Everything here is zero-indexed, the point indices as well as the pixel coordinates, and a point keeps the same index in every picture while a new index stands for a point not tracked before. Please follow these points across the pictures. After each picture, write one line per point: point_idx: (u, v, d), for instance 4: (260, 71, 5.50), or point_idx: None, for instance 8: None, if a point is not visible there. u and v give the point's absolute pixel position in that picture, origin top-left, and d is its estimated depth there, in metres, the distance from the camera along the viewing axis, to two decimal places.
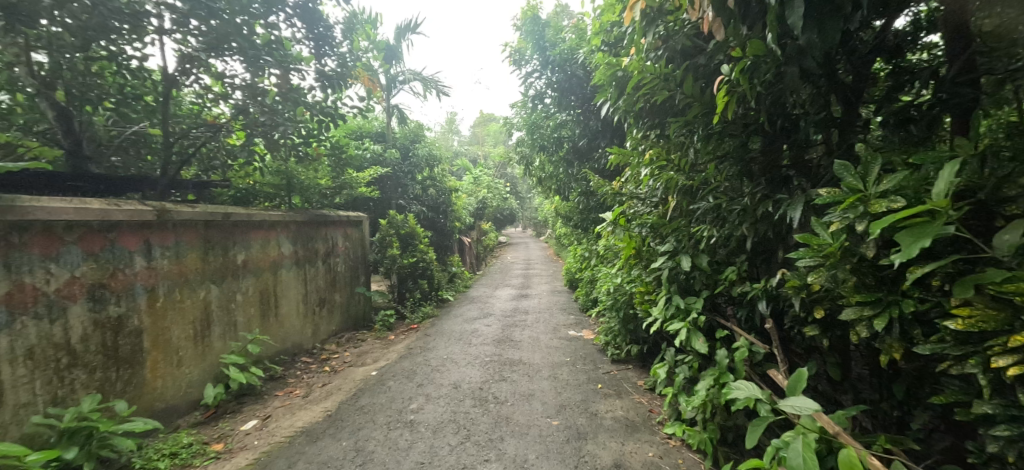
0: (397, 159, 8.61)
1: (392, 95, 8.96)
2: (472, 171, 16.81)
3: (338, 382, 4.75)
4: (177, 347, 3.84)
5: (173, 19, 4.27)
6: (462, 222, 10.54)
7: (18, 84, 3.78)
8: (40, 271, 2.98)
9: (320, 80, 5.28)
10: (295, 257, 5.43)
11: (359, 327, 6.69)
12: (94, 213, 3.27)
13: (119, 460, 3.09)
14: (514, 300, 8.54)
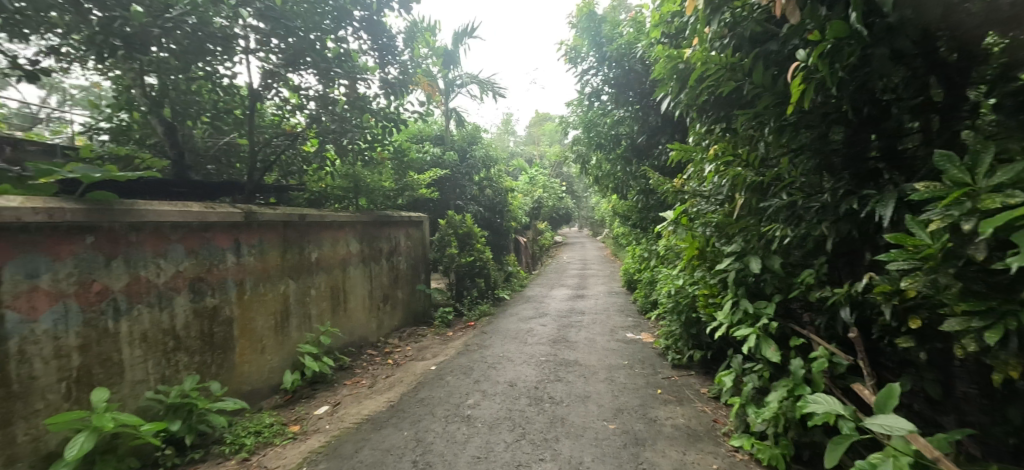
0: (455, 161, 8.79)
1: (450, 98, 9.16)
2: (528, 171, 16.83)
3: (399, 375, 4.92)
4: (260, 335, 4.17)
5: (257, 38, 4.61)
6: (518, 222, 10.59)
7: (134, 105, 4.54)
8: (153, 266, 3.32)
9: (384, 88, 5.49)
10: (363, 255, 5.70)
11: (419, 323, 6.89)
12: (195, 215, 3.59)
13: (213, 436, 3.41)
14: (570, 301, 8.46)
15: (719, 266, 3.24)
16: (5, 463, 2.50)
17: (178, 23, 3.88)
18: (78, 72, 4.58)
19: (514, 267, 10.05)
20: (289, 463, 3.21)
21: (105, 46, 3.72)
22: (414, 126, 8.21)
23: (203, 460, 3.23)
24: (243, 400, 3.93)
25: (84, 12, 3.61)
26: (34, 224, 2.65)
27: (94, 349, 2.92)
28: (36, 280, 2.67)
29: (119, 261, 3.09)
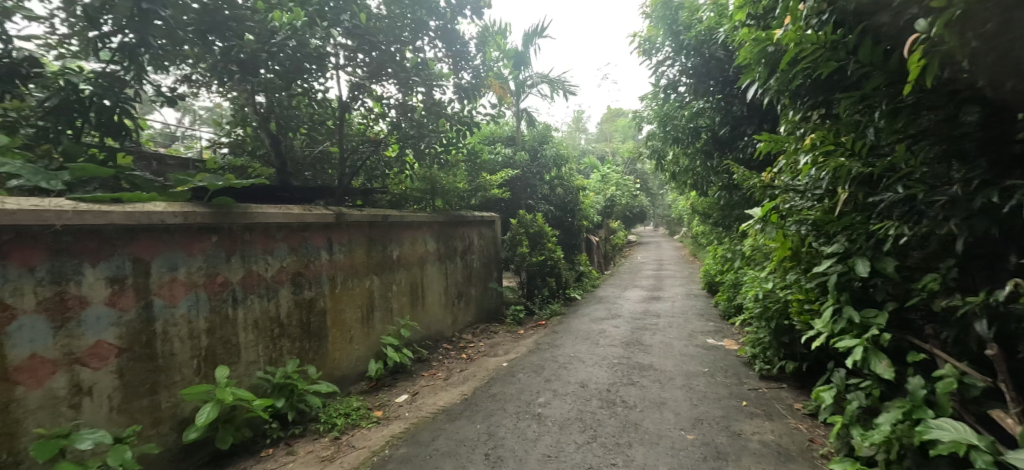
0: (526, 161, 8.82)
1: (521, 99, 9.20)
2: (600, 169, 16.50)
3: (473, 369, 5.02)
4: (350, 326, 4.46)
5: (346, 54, 4.92)
6: (590, 221, 10.40)
7: (247, 121, 5.21)
8: (262, 261, 3.71)
9: (458, 93, 5.62)
10: (439, 253, 5.89)
11: (491, 320, 6.99)
12: (295, 216, 3.92)
13: (310, 414, 3.74)
14: (645, 302, 8.15)
15: (818, 268, 2.94)
16: (152, 424, 2.94)
17: (281, 46, 4.29)
18: (205, 97, 5.35)
19: (586, 267, 9.89)
20: (373, 445, 3.42)
21: (223, 70, 4.26)
22: (486, 128, 8.35)
23: (303, 435, 3.59)
24: (335, 384, 4.23)
25: (208, 43, 4.12)
26: (174, 225, 3.07)
27: (218, 331, 3.34)
28: (174, 272, 3.09)
29: (236, 257, 3.50)
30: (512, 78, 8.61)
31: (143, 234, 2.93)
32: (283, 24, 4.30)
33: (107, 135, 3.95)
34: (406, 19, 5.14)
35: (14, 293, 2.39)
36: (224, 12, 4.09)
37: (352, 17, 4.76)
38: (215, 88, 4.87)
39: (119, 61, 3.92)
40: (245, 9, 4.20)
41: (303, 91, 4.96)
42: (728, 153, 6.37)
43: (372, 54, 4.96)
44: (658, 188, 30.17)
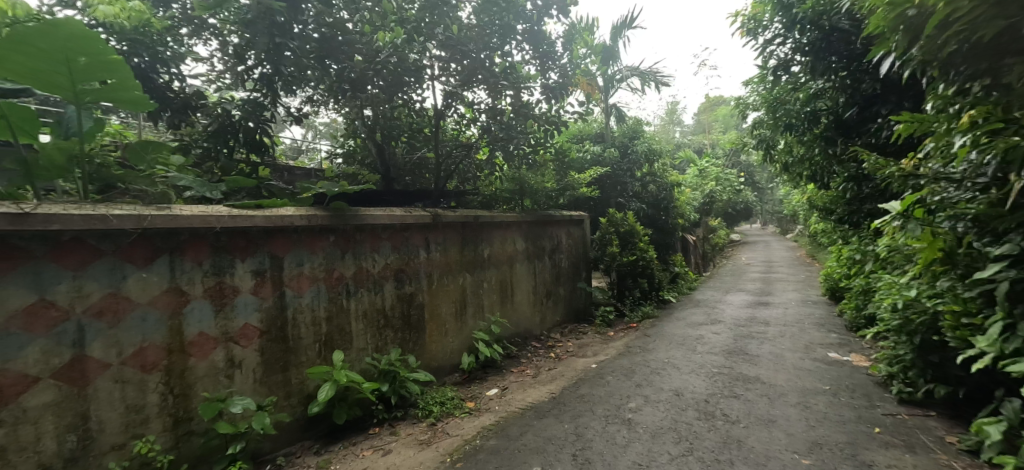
0: (616, 158, 8.55)
1: (610, 94, 8.96)
2: (697, 163, 15.54)
3: (561, 369, 4.96)
4: (445, 320, 4.64)
5: (440, 65, 5.14)
6: (686, 219, 9.83)
7: (356, 134, 5.66)
8: (370, 259, 3.99)
9: (546, 93, 5.56)
10: (528, 253, 5.90)
11: (580, 321, 6.86)
12: (397, 217, 4.15)
13: (410, 399, 3.97)
14: (750, 308, 7.49)
15: (983, 272, 2.48)
16: (285, 396, 3.34)
17: (385, 63, 4.74)
18: (324, 115, 5.92)
19: (681, 268, 9.34)
20: (466, 434, 3.52)
21: (338, 87, 4.89)
22: (573, 126, 8.27)
23: (404, 418, 3.81)
24: (431, 374, 4.43)
25: (326, 67, 4.74)
26: (301, 226, 3.43)
27: (335, 320, 3.68)
28: (301, 267, 3.46)
29: (349, 255, 3.81)
30: (601, 73, 8.41)
31: (276, 234, 3.30)
32: (386, 43, 4.71)
33: (252, 151, 4.84)
34: (494, 26, 5.21)
35: (188, 282, 2.82)
36: (339, 38, 4.65)
37: (445, 30, 5.00)
38: (330, 106, 5.36)
39: (258, 89, 4.72)
40: (355, 34, 4.74)
41: (403, 102, 5.26)
42: (854, 138, 5.60)
43: (464, 62, 5.11)
44: (764, 181, 27.66)
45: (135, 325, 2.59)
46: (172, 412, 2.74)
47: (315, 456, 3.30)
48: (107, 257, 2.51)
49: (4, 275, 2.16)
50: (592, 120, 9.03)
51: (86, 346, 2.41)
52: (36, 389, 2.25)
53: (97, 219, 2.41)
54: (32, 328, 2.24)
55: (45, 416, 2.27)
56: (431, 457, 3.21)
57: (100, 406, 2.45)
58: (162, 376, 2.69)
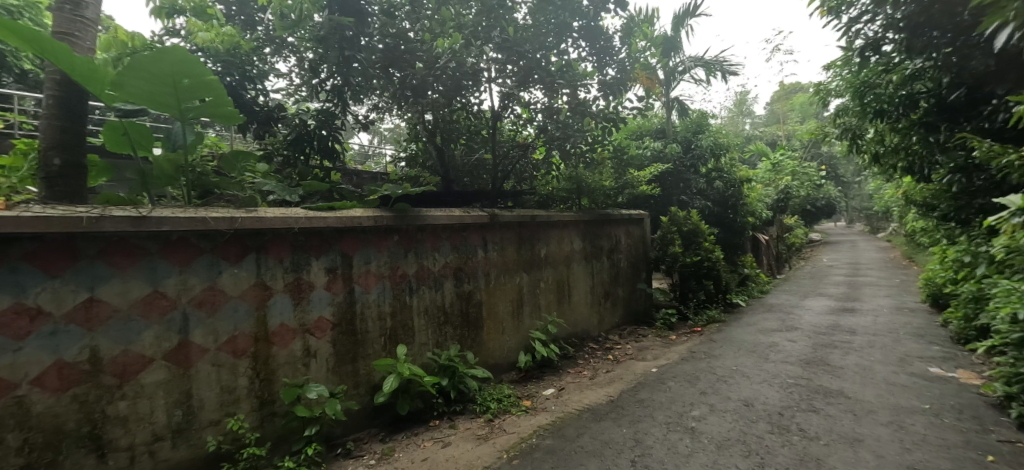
0: (679, 154, 8.21)
1: (671, 87, 8.63)
2: (770, 157, 14.58)
3: (620, 371, 4.82)
4: (502, 319, 4.65)
5: (497, 67, 5.09)
6: (757, 217, 9.25)
7: (418, 137, 5.83)
8: (431, 257, 4.08)
9: (603, 89, 5.43)
10: (585, 252, 5.79)
11: (639, 323, 6.63)
12: (456, 218, 4.22)
13: (468, 394, 4.02)
14: (832, 315, 6.90)
15: None
16: (354, 386, 3.52)
17: (444, 68, 4.81)
18: (388, 121, 6.17)
19: (752, 269, 8.78)
20: (523, 432, 3.51)
21: (401, 94, 5.05)
22: (632, 122, 8.07)
23: (462, 412, 3.86)
24: (489, 370, 4.47)
25: (389, 74, 4.92)
26: (368, 227, 3.59)
27: (398, 316, 3.81)
28: (368, 265, 3.63)
29: (411, 254, 3.92)
30: (661, 66, 8.13)
31: (346, 234, 3.49)
32: (445, 50, 4.86)
33: (325, 158, 5.36)
34: (550, 25, 5.18)
35: (271, 277, 3.08)
36: (401, 48, 4.86)
37: (501, 32, 4.99)
38: (394, 112, 5.58)
39: (330, 100, 5.10)
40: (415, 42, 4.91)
41: (462, 105, 5.31)
42: (962, 123, 5.13)
43: (519, 63, 5.06)
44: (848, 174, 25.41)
45: (228, 315, 2.88)
46: (258, 394, 3.02)
47: (380, 444, 3.42)
48: (207, 254, 2.80)
49: (126, 269, 2.48)
50: (653, 115, 8.75)
51: (189, 333, 2.71)
52: (150, 369, 2.56)
53: (198, 221, 2.69)
54: (148, 315, 2.56)
55: (158, 392, 2.59)
56: (488, 452, 3.23)
57: (200, 385, 2.75)
58: (250, 362, 2.98)
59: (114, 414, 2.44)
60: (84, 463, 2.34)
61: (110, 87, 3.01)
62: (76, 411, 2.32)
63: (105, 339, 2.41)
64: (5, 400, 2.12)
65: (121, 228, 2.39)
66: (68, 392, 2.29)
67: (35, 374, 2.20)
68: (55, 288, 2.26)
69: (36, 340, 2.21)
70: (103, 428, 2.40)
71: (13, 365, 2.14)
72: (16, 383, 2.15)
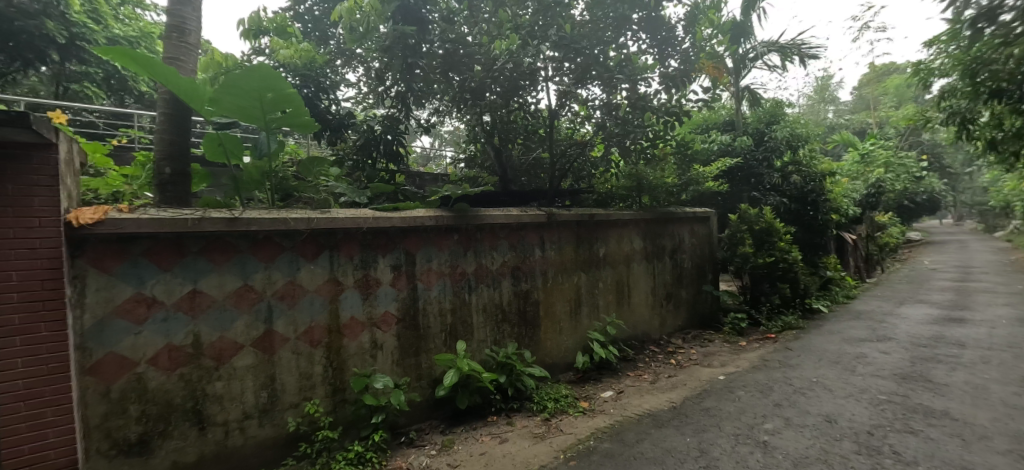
0: (750, 146, 7.73)
1: (741, 76, 8.17)
2: (858, 147, 13.32)
3: (683, 377, 4.60)
4: (560, 318, 4.60)
5: (554, 65, 5.00)
6: (842, 214, 8.47)
7: (476, 138, 5.90)
8: (490, 256, 4.11)
9: (665, 82, 5.20)
10: (646, 252, 5.57)
11: (705, 327, 6.31)
12: (515, 217, 4.20)
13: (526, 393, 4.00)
14: (934, 325, 6.18)
15: None
16: (416, 378, 3.63)
17: (501, 70, 4.81)
18: (448, 124, 6.31)
19: (836, 272, 8.06)
20: (580, 433, 3.44)
21: (460, 97, 5.15)
22: (697, 115, 7.74)
23: (519, 410, 3.85)
24: (546, 370, 4.43)
25: (450, 78, 5.09)
26: (430, 226, 3.69)
27: (458, 312, 3.87)
28: (430, 263, 3.72)
29: (471, 252, 3.97)
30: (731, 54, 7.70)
31: (410, 233, 3.61)
32: (502, 51, 4.78)
33: (390, 161, 5.62)
34: (609, 19, 5.06)
35: (342, 274, 3.28)
36: (460, 52, 4.98)
37: (558, 30, 4.87)
38: (454, 115, 5.66)
39: (395, 105, 5.45)
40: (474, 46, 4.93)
41: (520, 105, 5.27)
42: None
43: (577, 60, 4.97)
44: (954, 165, 22.60)
45: (305, 308, 3.13)
46: (332, 381, 3.23)
47: (441, 435, 3.50)
48: (288, 252, 3.07)
49: (222, 264, 2.83)
50: (720, 107, 8.33)
51: (273, 323, 3.00)
52: (242, 353, 2.89)
53: (279, 222, 2.98)
54: (239, 306, 2.89)
55: (248, 375, 2.91)
56: (545, 451, 3.19)
57: (282, 371, 3.04)
58: (325, 352, 3.21)
59: (212, 392, 2.79)
60: (189, 433, 2.72)
61: (208, 104, 3.37)
62: (182, 388, 2.69)
63: (205, 326, 2.77)
64: (128, 375, 2.54)
65: (218, 228, 2.75)
66: (176, 371, 2.68)
67: (151, 355, 2.60)
68: (166, 281, 2.65)
69: (151, 325, 2.61)
70: (203, 404, 2.76)
71: (134, 346, 2.56)
72: (136, 361, 2.56)
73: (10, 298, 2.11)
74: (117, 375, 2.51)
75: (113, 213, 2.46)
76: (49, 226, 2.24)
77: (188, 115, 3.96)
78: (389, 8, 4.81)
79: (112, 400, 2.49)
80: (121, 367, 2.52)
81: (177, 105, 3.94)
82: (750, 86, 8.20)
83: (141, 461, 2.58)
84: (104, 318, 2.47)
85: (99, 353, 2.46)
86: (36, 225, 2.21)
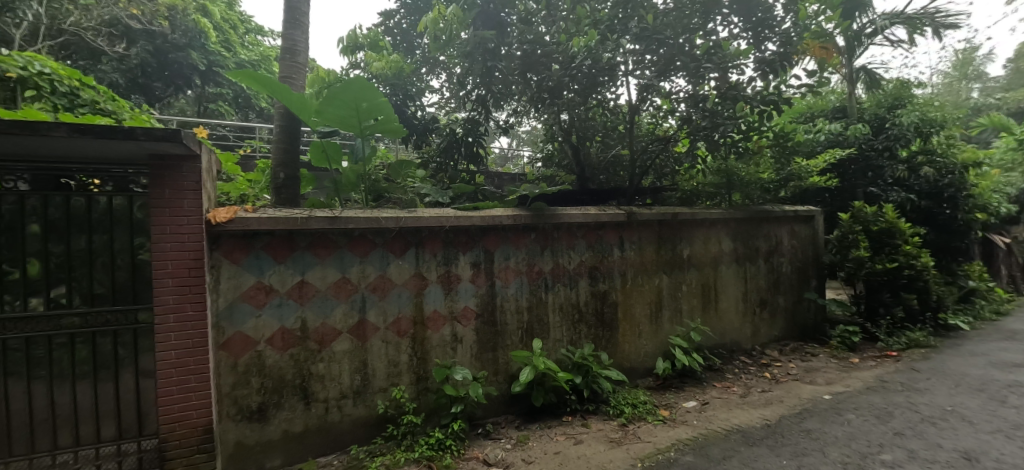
0: (867, 135, 6.70)
1: (856, 55, 7.32)
2: (1014, 130, 11.19)
3: (779, 393, 4.19)
4: (640, 321, 4.40)
5: (635, 59, 4.78)
6: (992, 212, 7.14)
7: (554, 137, 5.85)
8: (567, 255, 4.03)
9: (761, 67, 4.73)
10: (737, 254, 5.11)
11: (806, 338, 5.71)
12: (593, 216, 4.06)
13: (603, 395, 3.86)
14: None
15: None
16: (494, 373, 3.66)
17: (579, 67, 4.69)
18: (527, 124, 6.31)
19: (981, 281, 6.84)
20: (659, 443, 3.26)
21: (538, 97, 5.12)
22: (800, 102, 7.07)
23: (595, 412, 3.73)
24: (624, 374, 4.28)
25: (528, 79, 5.09)
26: (508, 225, 3.69)
27: (535, 311, 3.85)
28: (508, 261, 3.72)
29: (548, 251, 3.92)
30: (840, 33, 6.92)
31: (489, 232, 3.64)
32: (580, 47, 4.73)
33: (471, 163, 5.84)
34: (695, 5, 4.71)
35: (426, 269, 3.39)
36: (539, 52, 4.97)
37: (640, 21, 4.65)
38: (531, 115, 5.64)
39: (475, 109, 5.55)
40: (552, 44, 4.92)
41: (598, 103, 5.18)
42: None
43: (659, 51, 4.69)
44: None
45: (394, 300, 3.28)
46: (416, 370, 3.35)
47: (515, 431, 3.49)
48: (379, 247, 3.24)
49: (325, 258, 3.08)
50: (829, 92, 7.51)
51: (366, 313, 3.19)
52: (340, 339, 3.11)
53: (373, 220, 3.15)
54: (338, 296, 3.12)
55: (345, 359, 3.12)
56: (620, 457, 3.07)
57: (374, 357, 3.21)
58: (411, 342, 3.34)
59: (316, 372, 3.04)
60: (296, 406, 2.99)
61: (314, 116, 3.67)
62: (292, 367, 2.98)
63: (311, 312, 3.03)
64: (251, 352, 2.87)
65: (320, 226, 2.98)
66: (288, 351, 2.97)
67: (268, 335, 2.91)
68: (280, 271, 2.96)
69: (269, 309, 2.92)
70: (309, 382, 3.02)
71: (255, 326, 2.88)
72: (257, 340, 2.89)
73: (166, 283, 2.55)
74: (242, 351, 2.85)
75: (242, 212, 2.82)
76: (196, 224, 2.64)
77: (297, 126, 4.33)
78: (470, 15, 5.04)
79: (238, 373, 2.84)
80: (245, 344, 2.86)
81: (289, 117, 4.33)
82: (867, 65, 7.27)
83: (260, 426, 2.90)
84: (233, 301, 2.83)
85: (230, 332, 2.82)
86: (187, 222, 2.61)
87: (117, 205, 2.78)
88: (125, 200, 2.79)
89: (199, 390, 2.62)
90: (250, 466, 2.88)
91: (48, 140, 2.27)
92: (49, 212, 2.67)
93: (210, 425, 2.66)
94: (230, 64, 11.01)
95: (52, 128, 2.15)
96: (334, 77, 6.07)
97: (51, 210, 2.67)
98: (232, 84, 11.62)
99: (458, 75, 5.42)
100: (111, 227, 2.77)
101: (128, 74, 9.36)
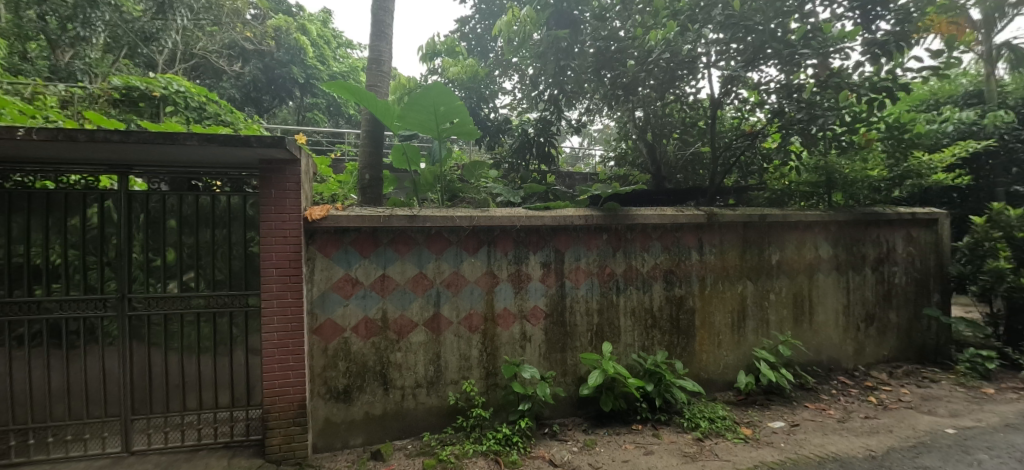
0: (1013, 125, 5.73)
1: (998, 30, 6.38)
2: None
3: (888, 421, 3.71)
4: (719, 330, 4.11)
5: (719, 49, 4.46)
6: None
7: (629, 133, 5.66)
8: (641, 258, 3.85)
9: (870, 51, 4.19)
10: (838, 260, 4.61)
11: (925, 362, 5.01)
12: (670, 217, 3.85)
13: (676, 406, 3.65)
14: None
15: None
16: (562, 374, 3.60)
17: (656, 62, 4.49)
18: (600, 123, 6.18)
19: None
20: (739, 463, 3.02)
21: (612, 94, 4.95)
22: (919, 90, 6.27)
23: (667, 423, 3.53)
24: (700, 386, 4.03)
25: (601, 76, 4.96)
26: (581, 226, 3.61)
27: (606, 313, 3.72)
28: (578, 262, 3.63)
29: (621, 253, 3.77)
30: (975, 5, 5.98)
31: (561, 232, 3.58)
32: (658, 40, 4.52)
33: (542, 162, 5.81)
34: None
35: (498, 267, 3.40)
36: (613, 48, 4.80)
37: (726, 8, 4.29)
38: (605, 113, 5.51)
39: (547, 109, 5.50)
40: (628, 40, 4.77)
41: (675, 98, 4.94)
42: None
43: (747, 39, 4.28)
44: None
45: (466, 296, 3.32)
46: (486, 366, 3.37)
47: (583, 434, 3.39)
48: (454, 245, 3.30)
49: (404, 254, 3.19)
50: (957, 78, 6.58)
51: (440, 307, 3.25)
52: (416, 331, 3.21)
53: (448, 219, 3.21)
54: (415, 290, 3.21)
55: (420, 350, 3.21)
56: None
57: (447, 350, 3.27)
58: (481, 337, 3.36)
59: (394, 361, 3.16)
60: (376, 391, 3.13)
61: (397, 121, 3.79)
62: (373, 355, 3.11)
63: (391, 304, 3.16)
64: (339, 338, 3.05)
65: (399, 225, 3.09)
66: (371, 339, 3.11)
67: (354, 323, 3.08)
68: (365, 265, 3.11)
69: (355, 300, 3.08)
70: (388, 370, 3.15)
71: (343, 315, 3.06)
72: (344, 328, 3.06)
73: (271, 273, 2.78)
74: (332, 336, 3.04)
75: (333, 211, 2.99)
76: (295, 221, 2.83)
77: (380, 131, 4.53)
78: (543, 15, 5.07)
79: (328, 356, 3.03)
80: (335, 331, 3.04)
81: (374, 122, 4.52)
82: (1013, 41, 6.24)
83: (346, 406, 3.07)
84: (325, 291, 3.03)
85: (322, 319, 3.02)
86: (288, 220, 2.81)
87: (234, 204, 3.05)
88: (241, 200, 3.04)
89: (296, 369, 2.83)
90: (337, 443, 3.05)
91: (179, 149, 2.54)
92: (183, 210, 2.97)
93: (304, 401, 2.86)
94: (324, 76, 11.96)
95: (186, 139, 2.41)
96: (416, 84, 6.32)
97: (185, 207, 2.98)
98: (326, 94, 12.66)
99: (532, 76, 5.44)
100: (230, 222, 3.03)
101: (242, 89, 10.49)
